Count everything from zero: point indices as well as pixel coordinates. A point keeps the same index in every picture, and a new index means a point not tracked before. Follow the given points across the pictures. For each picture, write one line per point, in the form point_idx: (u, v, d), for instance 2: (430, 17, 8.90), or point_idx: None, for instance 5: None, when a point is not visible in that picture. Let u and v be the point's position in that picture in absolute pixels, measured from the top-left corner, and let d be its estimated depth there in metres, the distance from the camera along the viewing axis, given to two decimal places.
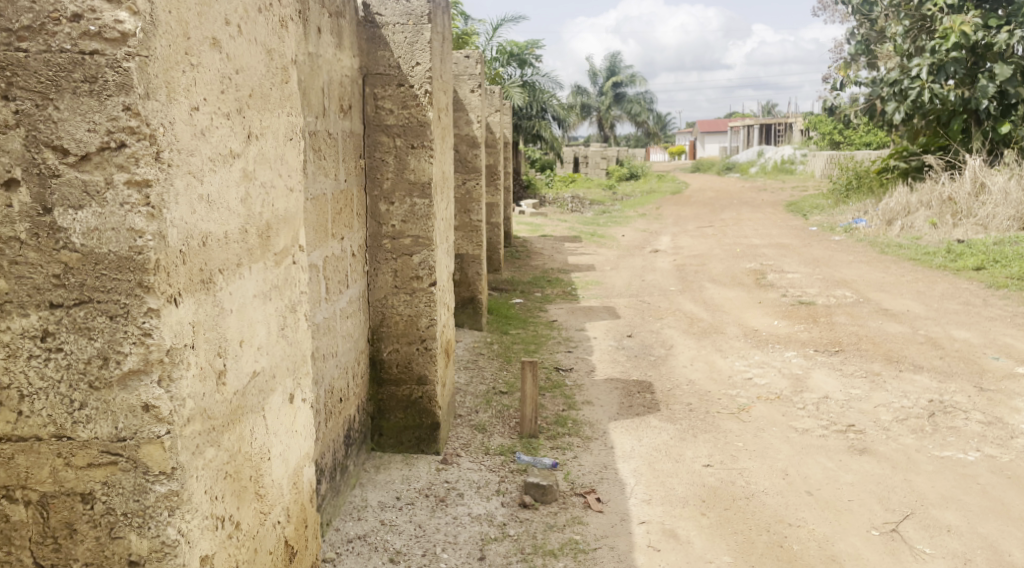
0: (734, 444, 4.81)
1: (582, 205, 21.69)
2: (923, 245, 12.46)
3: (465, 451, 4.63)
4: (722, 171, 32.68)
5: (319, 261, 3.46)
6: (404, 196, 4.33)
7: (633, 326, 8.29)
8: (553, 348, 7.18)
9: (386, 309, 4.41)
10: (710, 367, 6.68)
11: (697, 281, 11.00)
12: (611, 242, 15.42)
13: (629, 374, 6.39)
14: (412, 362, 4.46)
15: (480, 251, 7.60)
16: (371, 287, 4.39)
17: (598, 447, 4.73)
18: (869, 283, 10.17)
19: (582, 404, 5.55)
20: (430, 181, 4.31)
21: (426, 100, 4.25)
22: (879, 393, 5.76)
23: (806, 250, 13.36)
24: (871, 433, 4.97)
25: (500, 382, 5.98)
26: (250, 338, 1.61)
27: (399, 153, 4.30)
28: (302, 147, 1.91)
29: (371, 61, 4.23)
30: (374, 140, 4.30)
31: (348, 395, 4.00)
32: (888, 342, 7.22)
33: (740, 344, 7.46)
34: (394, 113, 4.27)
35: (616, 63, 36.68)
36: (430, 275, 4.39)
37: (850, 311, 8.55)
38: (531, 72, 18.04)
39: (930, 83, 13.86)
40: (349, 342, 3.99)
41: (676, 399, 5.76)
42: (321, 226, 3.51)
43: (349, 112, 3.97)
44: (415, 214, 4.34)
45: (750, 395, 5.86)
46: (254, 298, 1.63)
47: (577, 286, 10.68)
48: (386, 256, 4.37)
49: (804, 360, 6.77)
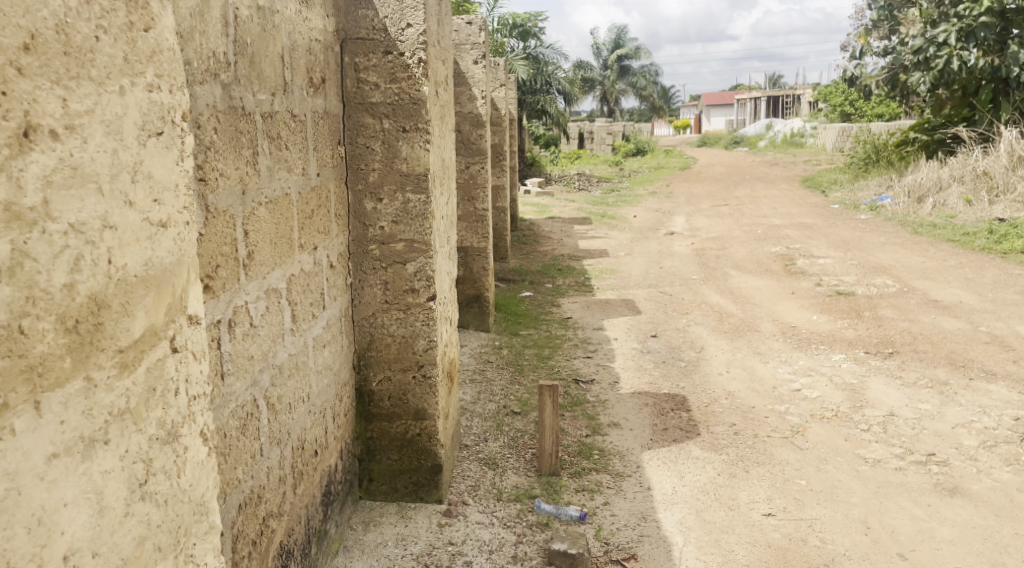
0: (796, 482, 4.02)
1: (590, 183, 20.87)
2: (959, 225, 11.60)
3: (474, 497, 3.83)
4: (730, 145, 31.63)
5: (281, 284, 2.63)
6: (394, 190, 3.50)
7: (657, 322, 7.48)
8: (569, 352, 6.37)
9: (374, 330, 3.60)
10: (749, 374, 5.88)
11: (720, 267, 10.16)
12: (624, 223, 14.53)
13: (659, 386, 5.59)
14: (407, 394, 3.66)
15: (486, 244, 6.81)
16: (355, 303, 3.57)
17: (633, 490, 3.95)
18: (909, 268, 9.34)
19: (608, 428, 4.76)
20: (427, 172, 3.49)
21: (419, 72, 3.42)
22: (952, 410, 4.97)
23: (832, 231, 12.52)
24: (957, 465, 4.18)
25: (512, 400, 5.19)
26: (43, 530, 0.94)
27: (388, 138, 3.47)
28: (183, 150, 1.21)
29: (349, 23, 3.38)
30: (356, 122, 3.45)
31: (328, 443, 3.19)
32: (948, 342, 6.41)
33: (780, 345, 6.64)
34: (380, 89, 3.42)
35: (622, 37, 35.65)
36: (427, 287, 3.58)
37: (896, 304, 7.73)
38: (535, 44, 17.14)
39: (958, 50, 13.04)
40: (327, 377, 3.18)
41: (717, 419, 4.96)
42: (286, 236, 2.69)
43: (322, 86, 3.13)
44: (409, 213, 3.52)
45: (802, 412, 5.05)
46: (48, 464, 0.95)
47: (590, 275, 9.87)
48: (373, 263, 3.55)
49: (857, 366, 5.97)
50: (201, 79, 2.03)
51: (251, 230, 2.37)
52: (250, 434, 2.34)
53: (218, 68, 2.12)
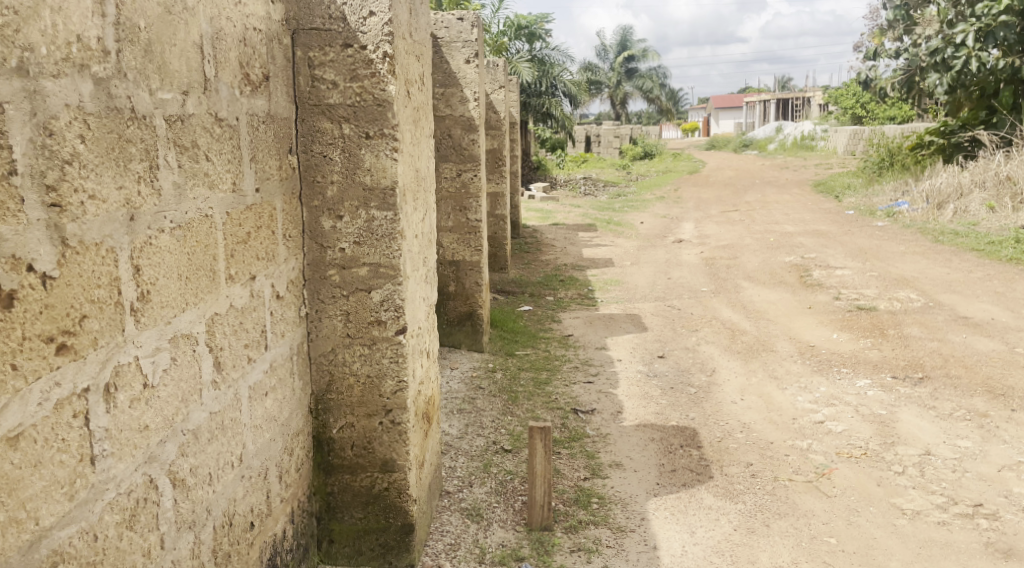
0: (824, 541, 3.52)
1: (596, 188, 20.36)
2: (983, 233, 11.05)
3: (452, 559, 3.31)
4: (739, 148, 31.04)
5: (198, 328, 2.11)
6: (356, 207, 2.99)
7: (664, 341, 6.95)
8: (568, 377, 5.83)
9: (334, 368, 3.09)
10: (766, 403, 5.34)
11: (731, 279, 9.62)
12: (630, 230, 14.02)
13: (667, 417, 5.07)
14: (374, 443, 3.14)
15: (480, 257, 6.32)
16: (312, 338, 3.07)
17: (635, 550, 3.44)
18: (932, 281, 8.81)
19: (609, 469, 4.24)
20: (394, 186, 2.98)
21: (385, 69, 2.91)
22: (996, 449, 4.45)
23: (848, 239, 11.99)
24: (1008, 519, 3.66)
25: (503, 434, 4.67)
26: None
27: (348, 145, 2.96)
28: None
29: (302, 10, 2.87)
30: (311, 128, 2.95)
31: (273, 508, 2.68)
32: (983, 366, 5.88)
33: (799, 368, 6.11)
34: (339, 88, 2.93)
35: (629, 38, 35.20)
36: (395, 319, 3.06)
37: (921, 321, 7.20)
38: (541, 45, 16.62)
39: (977, 51, 12.47)
40: (271, 431, 2.66)
41: (732, 457, 4.44)
42: (207, 268, 2.18)
43: (265, 85, 2.62)
44: (373, 233, 3.01)
45: (827, 449, 4.53)
46: None
47: (594, 287, 9.34)
48: (332, 291, 3.04)
49: (884, 394, 5.43)
50: (56, 72, 1.53)
51: (148, 265, 1.85)
52: (143, 526, 1.83)
53: (89, 57, 1.62)
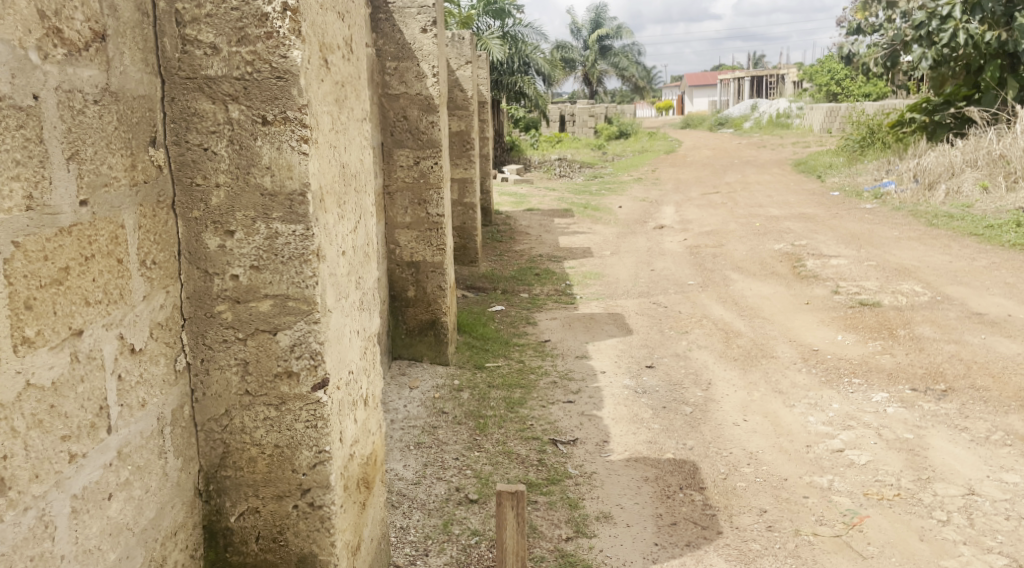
0: None
1: (572, 169, 19.60)
2: (978, 216, 10.42)
3: None
4: (713, 126, 30.35)
5: None
6: (252, 217, 2.17)
7: (652, 346, 6.21)
8: (546, 395, 5.06)
9: (229, 437, 2.30)
10: (774, 426, 4.61)
11: (718, 270, 8.89)
12: (608, 215, 13.27)
13: (662, 447, 4.32)
14: (285, 532, 2.34)
15: (442, 257, 5.51)
16: (198, 396, 2.26)
17: None
18: (934, 270, 8.14)
19: (596, 522, 3.49)
20: (304, 189, 2.15)
21: (285, 26, 2.07)
22: None
23: (836, 222, 11.33)
24: None
25: (469, 476, 3.90)
26: None
27: (237, 135, 2.14)
28: None
29: None
30: (185, 109, 2.13)
31: None
32: (1012, 375, 5.19)
33: (805, 380, 5.38)
34: (221, 55, 2.11)
35: (602, 16, 34.42)
36: (309, 370, 2.24)
37: (932, 318, 6.51)
38: (512, 20, 15.76)
39: (964, 23, 11.74)
40: (123, 545, 1.86)
41: (743, 502, 3.71)
42: None
43: (98, 46, 1.80)
44: (276, 253, 2.19)
45: (852, 488, 3.82)
46: None
47: (572, 281, 8.57)
48: (223, 333, 2.24)
49: (907, 412, 4.71)
50: None
51: None
52: None
53: None
